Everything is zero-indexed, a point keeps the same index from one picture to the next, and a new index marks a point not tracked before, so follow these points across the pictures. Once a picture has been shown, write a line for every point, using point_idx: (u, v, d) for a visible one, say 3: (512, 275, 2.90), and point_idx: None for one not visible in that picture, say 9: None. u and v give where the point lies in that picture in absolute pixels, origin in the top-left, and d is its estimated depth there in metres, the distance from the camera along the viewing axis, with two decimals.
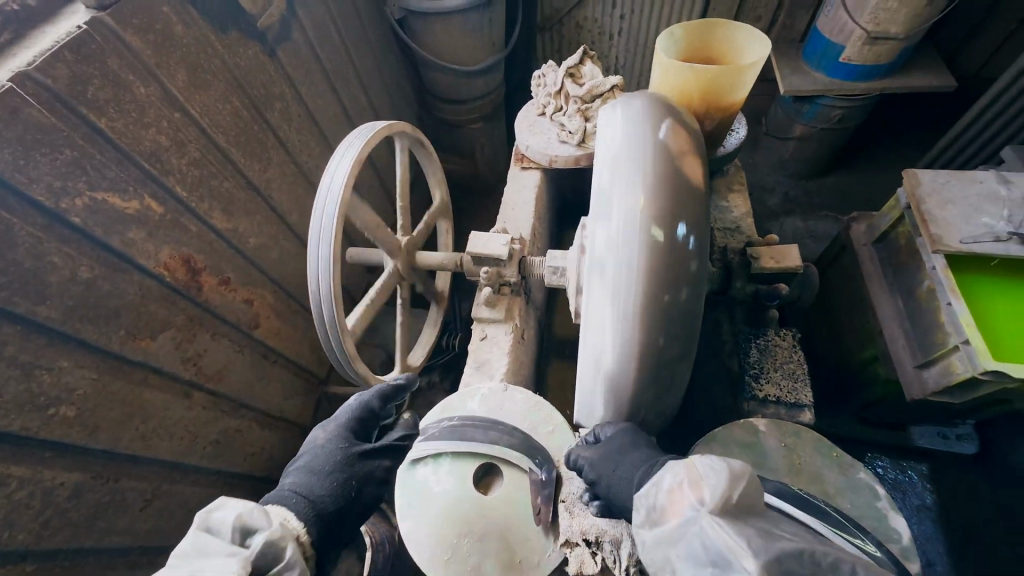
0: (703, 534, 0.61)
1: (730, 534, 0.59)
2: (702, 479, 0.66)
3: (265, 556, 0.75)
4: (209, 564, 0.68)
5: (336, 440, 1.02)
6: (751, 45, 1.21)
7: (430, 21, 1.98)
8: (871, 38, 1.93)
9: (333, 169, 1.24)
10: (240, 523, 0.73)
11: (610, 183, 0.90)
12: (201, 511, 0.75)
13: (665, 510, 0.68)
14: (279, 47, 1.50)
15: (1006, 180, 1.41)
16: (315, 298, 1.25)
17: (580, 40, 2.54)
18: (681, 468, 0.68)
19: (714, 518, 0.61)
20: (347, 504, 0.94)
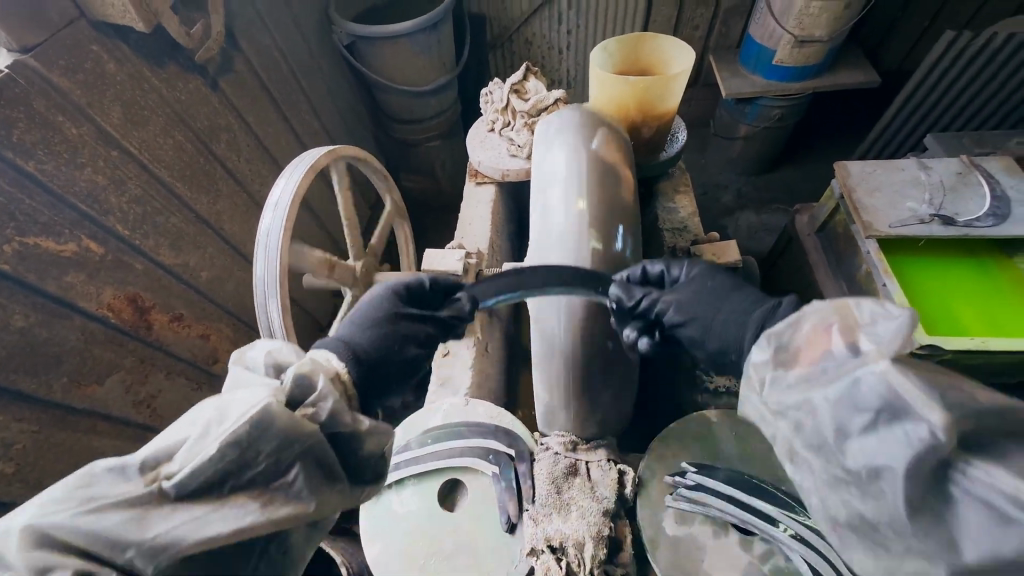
0: (871, 378, 0.46)
1: (933, 395, 0.43)
2: (862, 325, 0.50)
3: (298, 387, 0.62)
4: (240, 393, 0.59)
5: (382, 306, 0.84)
6: (680, 56, 1.28)
7: (378, 45, 2.01)
8: (798, 41, 2.06)
9: (278, 196, 1.24)
10: (272, 358, 0.67)
11: (547, 201, 0.96)
12: (235, 353, 0.70)
13: (801, 352, 0.53)
14: (222, 78, 1.49)
15: (925, 166, 1.51)
16: (268, 326, 1.23)
17: (530, 56, 2.62)
18: (836, 308, 0.52)
19: (894, 369, 0.45)
20: (391, 363, 0.78)
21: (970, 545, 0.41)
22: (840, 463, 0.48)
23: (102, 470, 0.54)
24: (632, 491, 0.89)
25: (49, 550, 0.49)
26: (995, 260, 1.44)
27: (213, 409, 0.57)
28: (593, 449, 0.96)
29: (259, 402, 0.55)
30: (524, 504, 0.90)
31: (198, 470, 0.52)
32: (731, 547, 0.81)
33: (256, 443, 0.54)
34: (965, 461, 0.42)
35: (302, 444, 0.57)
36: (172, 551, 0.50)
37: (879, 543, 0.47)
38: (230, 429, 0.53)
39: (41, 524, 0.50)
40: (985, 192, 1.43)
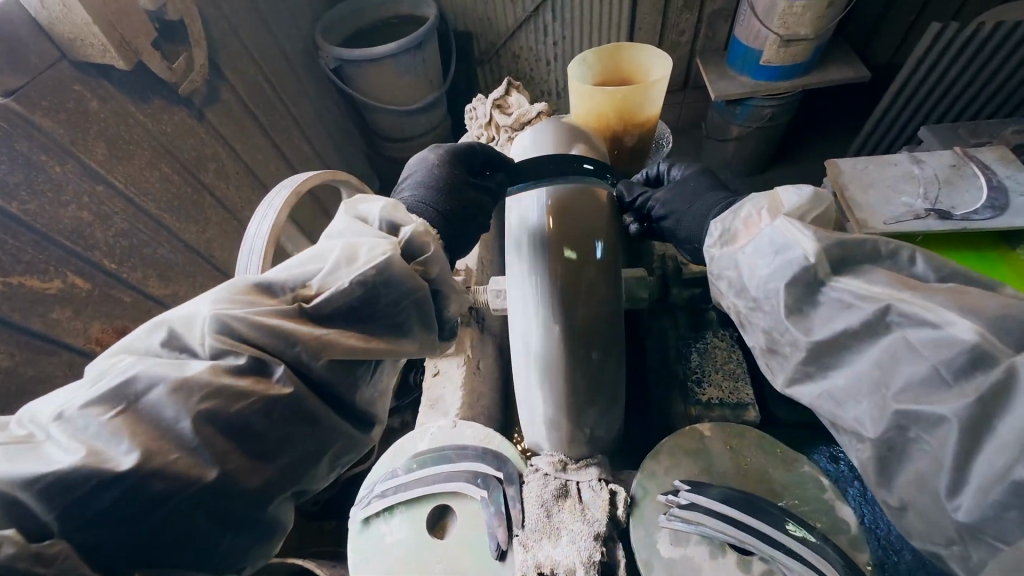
0: (773, 233, 0.71)
1: (809, 233, 0.67)
2: (782, 204, 0.75)
3: (411, 247, 0.76)
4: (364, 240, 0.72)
5: (445, 166, 0.91)
6: (658, 65, 1.27)
7: (364, 67, 2.03)
8: (784, 41, 2.05)
9: (261, 222, 1.24)
10: (387, 215, 0.77)
11: (519, 222, 0.99)
12: (346, 204, 0.80)
13: (740, 234, 0.78)
14: (209, 108, 1.51)
15: (918, 159, 1.48)
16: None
17: (518, 69, 2.65)
18: (764, 198, 0.77)
19: (790, 222, 0.69)
20: (468, 222, 0.89)
21: (817, 329, 0.64)
22: (753, 296, 0.73)
23: (249, 287, 0.66)
24: (624, 512, 0.87)
25: (232, 335, 0.60)
26: (997, 250, 1.40)
27: (342, 251, 0.70)
28: (583, 468, 0.93)
29: (388, 252, 0.69)
30: (514, 529, 0.87)
31: (343, 292, 0.67)
32: (728, 569, 0.78)
33: (380, 287, 0.69)
34: (830, 279, 0.65)
35: (411, 294, 0.72)
36: (327, 351, 0.64)
37: (776, 348, 0.71)
38: (369, 268, 0.68)
39: (224, 315, 0.60)
40: (982, 182, 1.39)
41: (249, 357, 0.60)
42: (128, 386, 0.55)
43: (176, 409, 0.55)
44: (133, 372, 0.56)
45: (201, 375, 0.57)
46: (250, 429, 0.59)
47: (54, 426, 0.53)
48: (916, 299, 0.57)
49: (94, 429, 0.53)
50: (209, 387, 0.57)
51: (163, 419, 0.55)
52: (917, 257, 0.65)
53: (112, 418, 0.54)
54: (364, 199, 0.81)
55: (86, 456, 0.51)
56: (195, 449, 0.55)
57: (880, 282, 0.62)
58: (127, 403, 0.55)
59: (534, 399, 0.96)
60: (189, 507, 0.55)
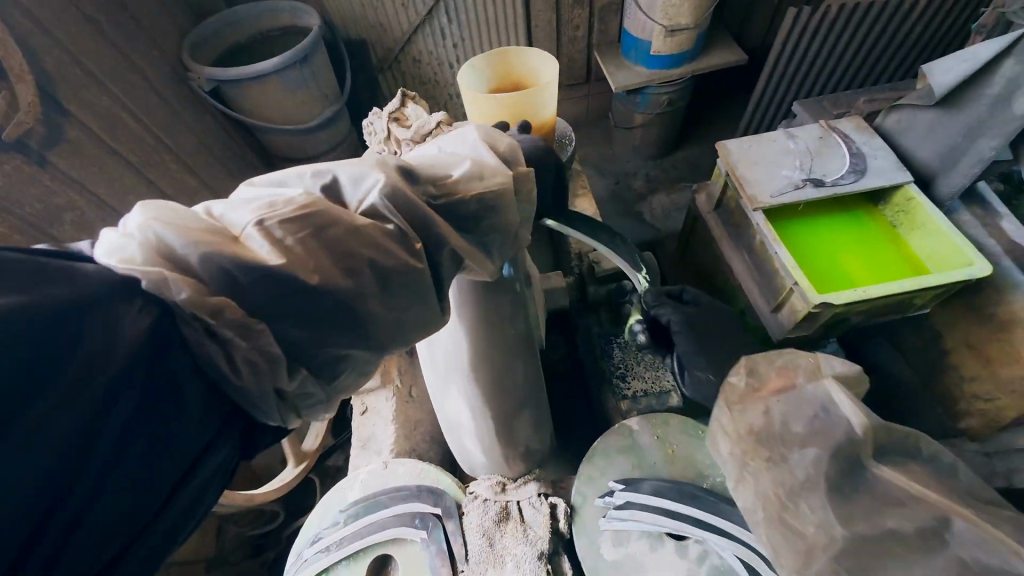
0: (821, 394, 0.73)
1: (857, 406, 0.70)
2: (822, 366, 0.78)
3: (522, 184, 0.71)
4: (485, 158, 0.67)
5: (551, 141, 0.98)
6: (546, 67, 1.28)
7: (245, 86, 1.86)
8: (669, 31, 2.18)
9: None
10: (511, 146, 0.72)
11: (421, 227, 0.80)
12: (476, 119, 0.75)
13: (769, 382, 0.80)
14: (53, 151, 1.31)
15: (792, 134, 1.62)
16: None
17: (421, 74, 2.56)
18: (805, 356, 0.80)
19: (836, 386, 0.72)
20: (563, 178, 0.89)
21: (858, 522, 0.64)
22: (779, 455, 0.72)
23: (393, 162, 0.61)
24: (566, 523, 0.89)
25: (394, 198, 0.58)
26: (868, 211, 1.58)
27: (473, 159, 0.66)
28: (523, 485, 0.93)
29: (507, 181, 0.65)
30: (458, 565, 0.85)
31: (464, 200, 0.64)
32: (666, 556, 0.81)
33: (485, 213, 0.66)
34: (872, 464, 0.68)
35: (501, 229, 0.70)
36: (449, 242, 0.63)
37: (793, 526, 0.68)
38: (491, 189, 0.64)
39: (394, 182, 0.58)
40: (845, 151, 1.55)
41: (396, 227, 0.58)
42: (306, 217, 0.53)
43: (347, 251, 0.55)
44: (318, 201, 0.54)
45: (363, 226, 0.56)
46: (394, 283, 0.59)
47: (253, 229, 0.51)
48: (980, 525, 0.60)
49: (283, 244, 0.52)
50: (369, 237, 0.56)
51: (336, 253, 0.54)
52: (960, 468, 0.70)
53: (298, 241, 0.52)
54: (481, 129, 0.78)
55: (289, 263, 0.51)
56: (355, 289, 0.55)
57: (919, 482, 0.66)
58: (311, 231, 0.53)
59: (466, 442, 0.93)
60: (344, 337, 0.57)
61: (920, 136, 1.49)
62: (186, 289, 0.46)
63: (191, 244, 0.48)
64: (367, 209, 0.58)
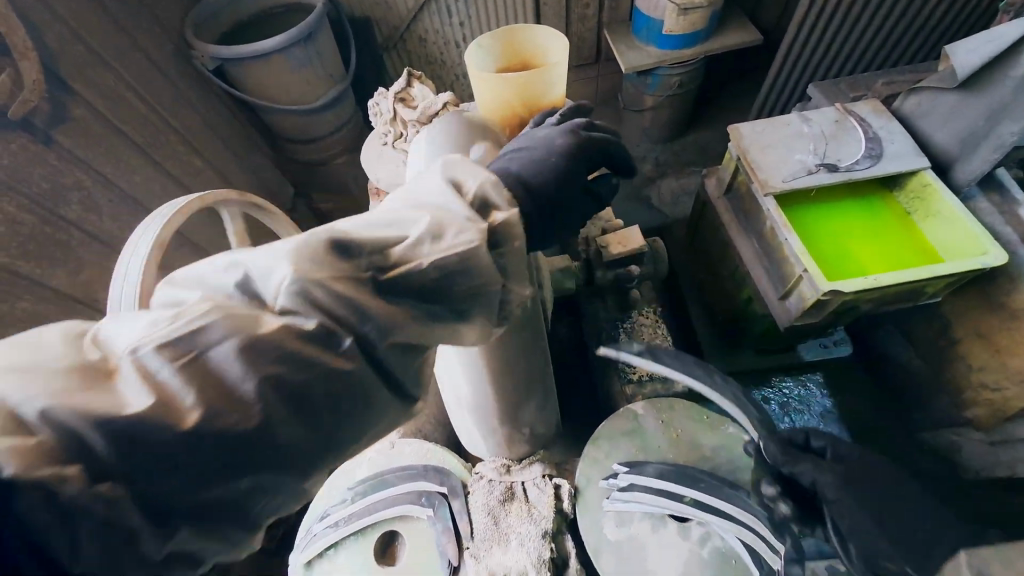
0: None
1: None
2: None
3: (498, 234, 0.64)
4: (453, 215, 0.60)
5: (572, 158, 0.81)
6: (555, 46, 1.24)
7: (250, 65, 1.83)
8: (682, 9, 2.11)
9: (128, 256, 1.03)
10: (484, 188, 0.63)
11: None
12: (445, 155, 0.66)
13: None
14: (58, 129, 1.30)
15: (806, 117, 1.59)
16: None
17: (427, 54, 2.52)
18: None
19: None
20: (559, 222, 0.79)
21: None
22: None
23: (325, 240, 0.55)
24: (570, 503, 0.89)
25: (307, 296, 0.53)
26: (881, 197, 1.55)
27: (430, 221, 0.59)
28: (528, 467, 0.95)
29: (478, 241, 0.59)
30: (464, 542, 0.87)
31: (422, 272, 0.59)
32: (669, 537, 0.82)
33: (455, 277, 0.60)
34: None
35: (482, 288, 0.64)
36: (390, 332, 0.58)
37: None
38: (454, 255, 0.58)
39: (305, 275, 0.52)
40: (860, 135, 1.51)
41: (319, 323, 0.53)
42: (195, 334, 0.50)
43: (238, 375, 0.50)
44: (209, 316, 0.50)
45: (264, 337, 0.51)
46: (310, 397, 0.54)
47: (127, 361, 0.48)
48: None
49: (161, 374, 0.49)
50: (272, 350, 0.51)
51: (230, 373, 0.50)
52: None
53: (181, 366, 0.49)
54: (459, 161, 0.66)
55: (157, 405, 0.48)
56: (257, 417, 0.51)
57: None
58: (196, 353, 0.49)
59: (473, 430, 0.93)
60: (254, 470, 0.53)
61: (938, 120, 1.45)
62: (15, 459, 0.42)
63: (33, 394, 0.44)
64: (279, 309, 0.53)
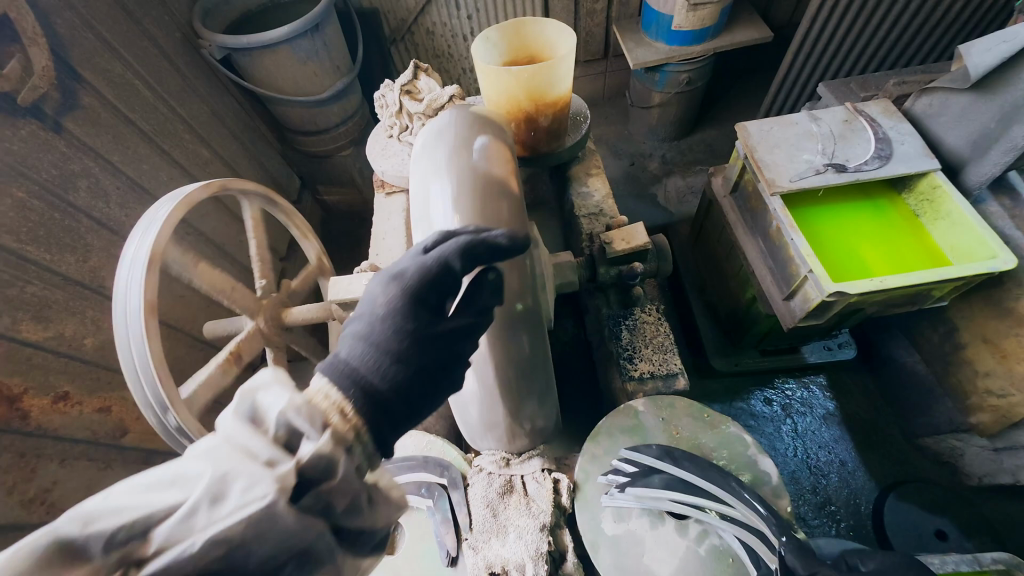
0: None
1: None
2: None
3: (315, 470, 0.58)
4: (244, 468, 0.55)
5: (405, 314, 0.70)
6: (563, 39, 1.23)
7: (257, 55, 1.83)
8: (692, 5, 2.09)
9: (136, 243, 1.03)
10: (283, 420, 0.60)
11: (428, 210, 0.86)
12: (246, 385, 0.63)
13: None
14: (67, 117, 1.31)
15: (815, 116, 1.57)
16: (158, 382, 1.02)
17: (434, 46, 2.51)
18: None
19: None
20: (421, 393, 0.71)
21: None
22: None
23: (68, 537, 0.51)
24: (568, 498, 0.89)
25: None
26: (888, 198, 1.54)
27: (208, 480, 0.54)
28: (527, 460, 0.93)
29: (270, 495, 0.53)
30: (463, 533, 0.89)
31: (190, 559, 0.51)
32: (667, 534, 0.82)
33: (247, 543, 0.53)
34: None
35: (296, 544, 0.56)
36: None
37: None
38: (238, 522, 0.52)
39: None
40: (870, 135, 1.49)
41: None
42: None
43: None
44: None
45: None
46: None
47: None
48: None
49: None
50: None
51: None
52: None
53: None
54: (264, 379, 0.63)
55: None
56: None
57: None
58: None
59: (472, 421, 0.90)
60: None
61: (951, 121, 1.43)
62: None
63: None
64: None
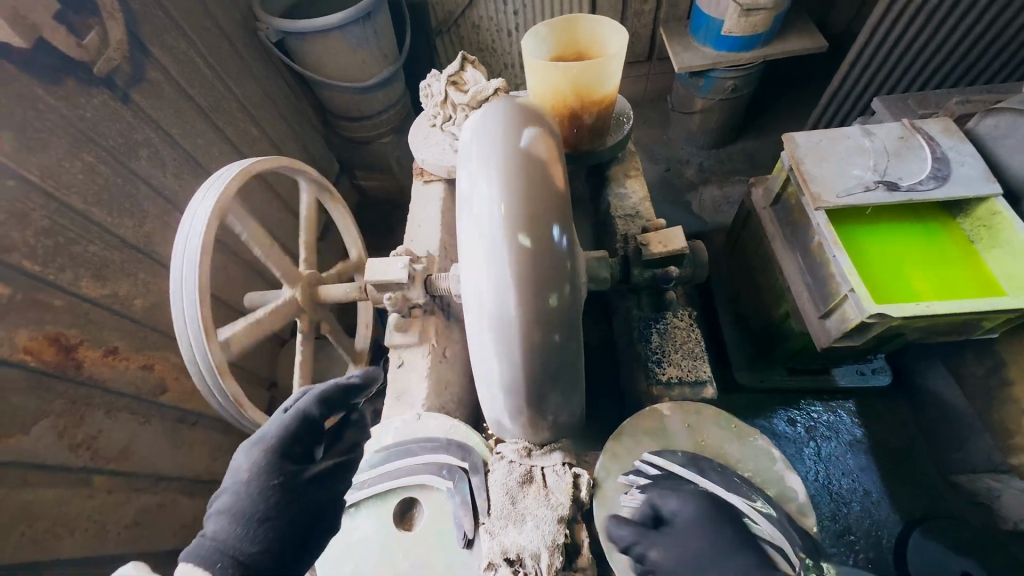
0: None
1: None
2: None
3: None
4: None
5: (269, 472, 0.88)
6: (613, 37, 1.23)
7: (310, 40, 1.89)
8: (744, 10, 2.04)
9: (197, 209, 1.12)
10: None
11: (474, 194, 0.88)
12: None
13: None
14: (134, 89, 1.39)
15: (868, 131, 1.52)
16: (201, 326, 1.09)
17: (479, 40, 2.52)
18: None
19: None
20: (291, 546, 0.85)
21: None
22: None
23: None
24: (588, 493, 0.89)
25: None
26: (940, 221, 1.48)
27: None
28: (549, 452, 0.95)
29: None
30: (480, 517, 0.90)
31: None
32: None
33: None
34: None
35: None
36: None
37: None
38: None
39: None
40: (927, 154, 1.43)
41: None
42: None
43: None
44: None
45: None
46: None
47: None
48: None
49: None
50: None
51: None
52: None
53: None
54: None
55: None
56: None
57: None
58: None
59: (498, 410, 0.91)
60: None
61: (1018, 144, 1.35)
62: None
63: None
64: None
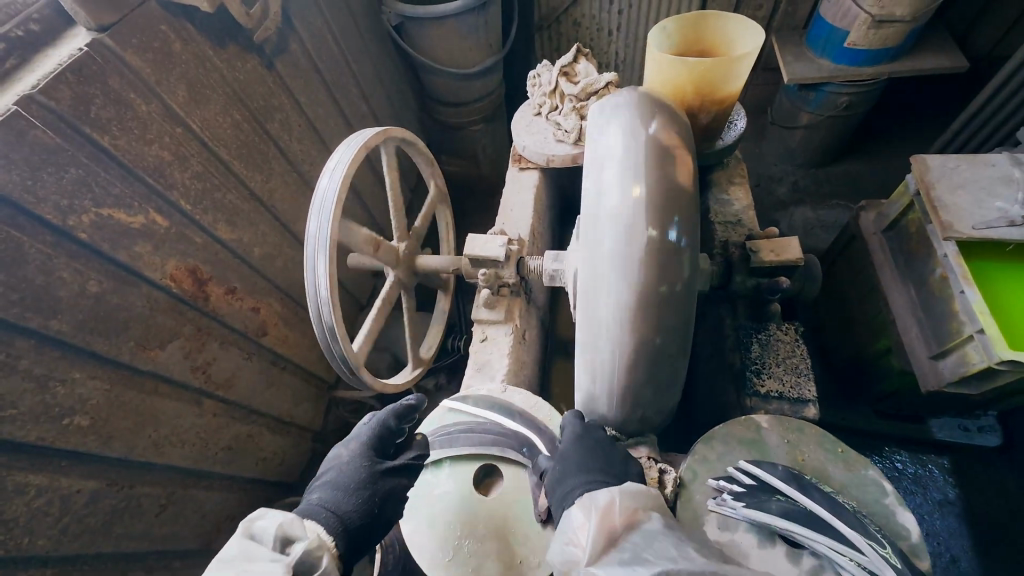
0: None
1: None
2: None
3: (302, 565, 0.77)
4: (256, 566, 0.72)
5: (360, 460, 0.98)
6: (746, 37, 1.19)
7: (426, 26, 1.99)
8: (876, 21, 1.87)
9: (335, 164, 1.24)
10: (283, 531, 0.78)
11: (601, 174, 0.89)
12: (243, 521, 0.79)
13: None
14: (277, 58, 1.54)
15: (1019, 161, 1.36)
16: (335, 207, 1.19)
17: (578, 37, 2.52)
18: None
19: None
20: (375, 520, 0.93)
21: None
22: None
23: None
24: (672, 492, 0.88)
25: None
26: None
27: None
28: (634, 446, 0.94)
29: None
30: None
31: None
32: (778, 557, 0.77)
33: None
34: None
35: None
36: None
37: None
38: None
39: None
40: None
41: None
42: None
43: None
44: None
45: None
46: None
47: None
48: None
49: None
50: None
51: None
52: None
53: None
54: (260, 513, 0.81)
55: None
56: None
57: None
58: None
59: (591, 398, 0.91)
60: None
61: None
62: None
63: None
64: None
